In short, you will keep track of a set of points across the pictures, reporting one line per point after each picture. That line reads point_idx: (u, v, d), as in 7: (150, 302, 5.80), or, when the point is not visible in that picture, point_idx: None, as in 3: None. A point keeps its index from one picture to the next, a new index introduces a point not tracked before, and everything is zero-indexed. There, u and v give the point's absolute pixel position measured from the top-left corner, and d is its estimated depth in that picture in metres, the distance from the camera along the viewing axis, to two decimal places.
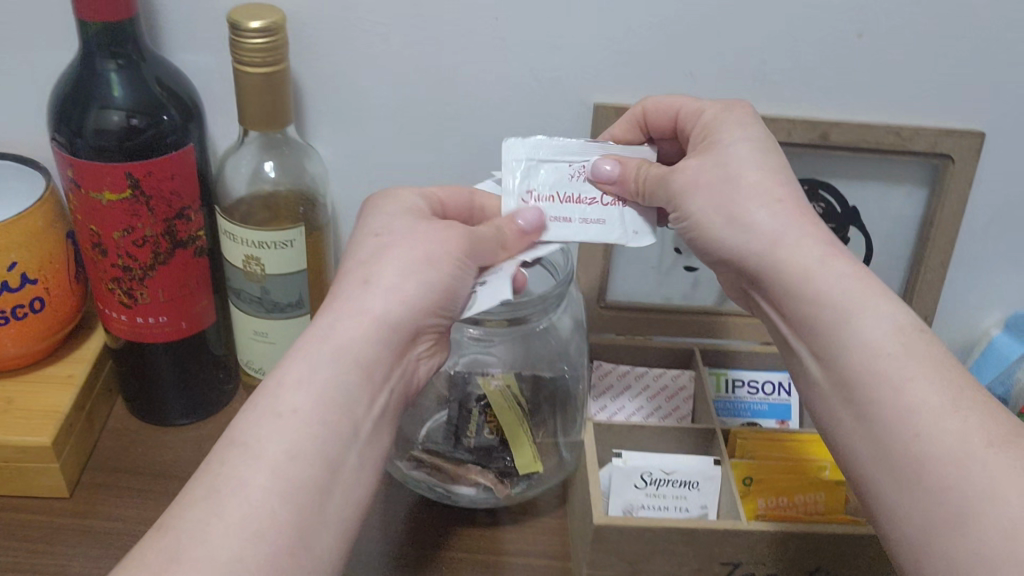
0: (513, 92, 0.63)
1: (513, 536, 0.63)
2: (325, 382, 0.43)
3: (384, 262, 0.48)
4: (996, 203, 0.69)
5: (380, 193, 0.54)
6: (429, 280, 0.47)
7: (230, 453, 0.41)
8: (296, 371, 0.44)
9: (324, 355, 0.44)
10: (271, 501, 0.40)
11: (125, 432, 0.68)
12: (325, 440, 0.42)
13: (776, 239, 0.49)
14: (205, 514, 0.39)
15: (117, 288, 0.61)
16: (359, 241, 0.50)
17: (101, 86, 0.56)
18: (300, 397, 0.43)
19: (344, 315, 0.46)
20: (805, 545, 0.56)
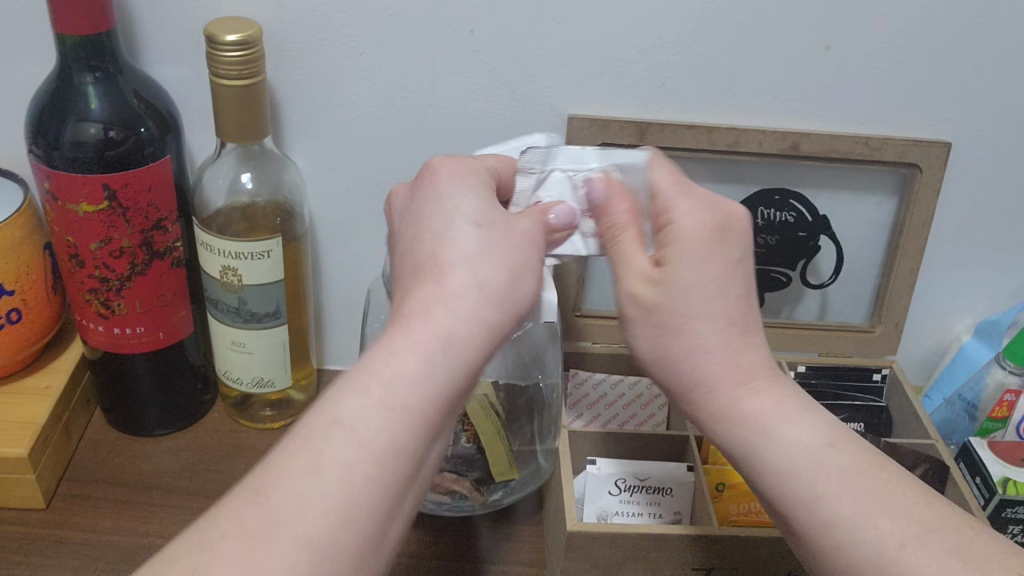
0: (488, 102, 0.64)
1: (490, 544, 0.64)
2: (439, 378, 0.41)
3: (489, 248, 0.44)
4: (963, 211, 0.70)
5: (445, 159, 0.49)
6: (524, 287, 0.45)
7: (331, 433, 0.39)
8: (409, 360, 0.40)
9: (443, 348, 0.41)
10: (369, 493, 0.38)
11: (102, 443, 0.68)
12: (426, 438, 0.40)
13: (696, 383, 0.46)
14: (308, 495, 0.37)
15: (94, 299, 0.61)
16: (450, 208, 0.46)
17: (78, 99, 0.56)
18: (402, 383, 0.40)
19: (457, 308, 0.42)
20: (774, 552, 0.57)
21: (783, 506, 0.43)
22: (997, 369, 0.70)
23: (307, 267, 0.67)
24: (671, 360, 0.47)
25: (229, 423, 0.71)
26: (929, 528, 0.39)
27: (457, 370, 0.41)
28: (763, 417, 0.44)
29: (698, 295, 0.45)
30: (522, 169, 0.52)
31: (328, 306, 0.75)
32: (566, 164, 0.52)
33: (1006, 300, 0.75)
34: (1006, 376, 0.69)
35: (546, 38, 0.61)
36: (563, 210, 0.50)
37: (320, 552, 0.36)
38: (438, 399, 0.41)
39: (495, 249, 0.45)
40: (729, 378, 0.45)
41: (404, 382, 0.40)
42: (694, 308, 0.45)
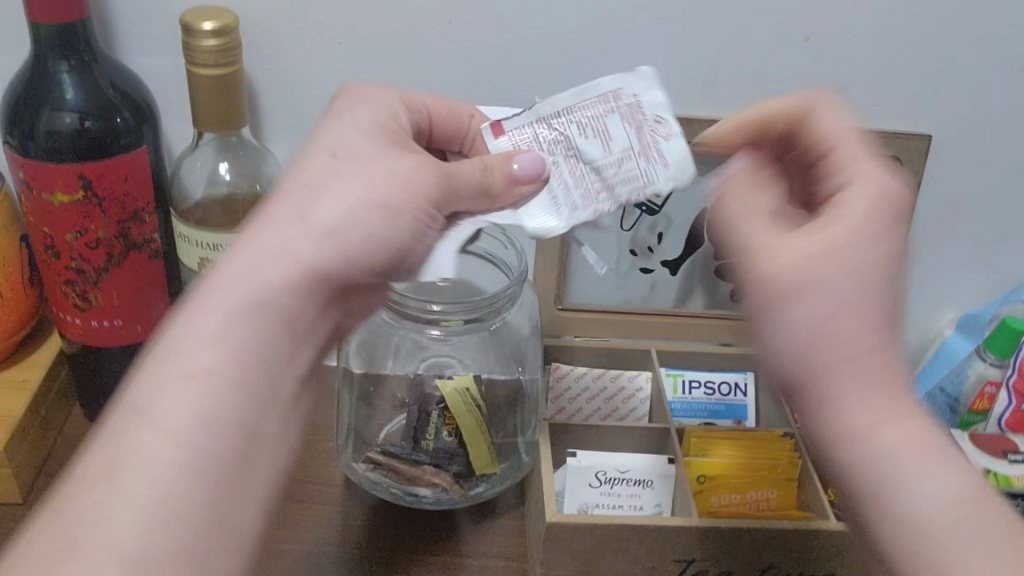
0: (468, 94, 0.64)
1: (472, 537, 0.63)
2: (242, 332, 0.39)
3: (336, 192, 0.42)
4: (945, 204, 0.70)
5: (352, 90, 0.49)
6: (372, 225, 0.42)
7: (132, 422, 0.37)
8: (202, 324, 0.39)
9: (239, 305, 0.39)
10: (184, 479, 0.36)
11: (81, 438, 0.67)
12: (247, 405, 0.38)
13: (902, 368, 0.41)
14: (111, 494, 0.35)
15: (71, 290, 0.60)
16: (315, 152, 0.44)
17: (54, 88, 0.56)
18: (199, 353, 0.38)
19: (264, 253, 0.40)
20: (757, 544, 0.57)
21: (921, 543, 0.38)
22: (979, 361, 0.70)
23: None
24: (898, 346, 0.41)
25: None
26: None
27: (259, 316, 0.39)
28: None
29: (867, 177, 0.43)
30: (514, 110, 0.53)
31: None
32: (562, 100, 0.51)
33: (990, 292, 0.75)
34: (988, 368, 0.69)
35: (526, 30, 0.61)
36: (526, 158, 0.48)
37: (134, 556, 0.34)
38: (240, 360, 0.39)
39: (339, 185, 0.42)
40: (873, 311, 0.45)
41: (195, 350, 0.38)
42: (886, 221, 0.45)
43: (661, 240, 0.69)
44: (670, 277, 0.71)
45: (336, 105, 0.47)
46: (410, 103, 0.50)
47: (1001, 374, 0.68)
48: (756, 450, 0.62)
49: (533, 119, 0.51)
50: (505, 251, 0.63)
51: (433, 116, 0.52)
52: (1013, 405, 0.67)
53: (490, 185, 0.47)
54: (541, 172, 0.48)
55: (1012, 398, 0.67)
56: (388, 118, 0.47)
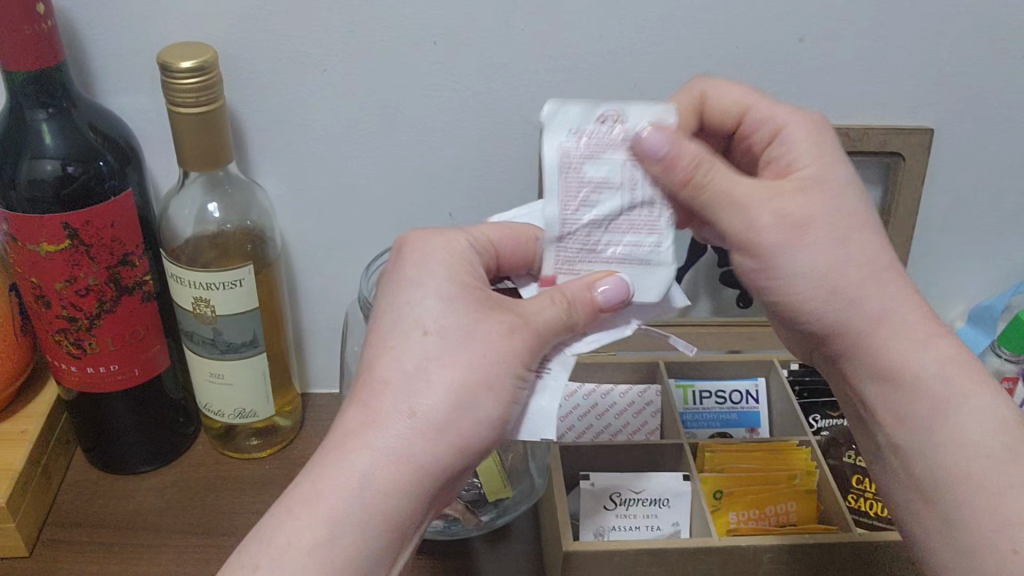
0: (456, 114, 0.62)
1: (487, 565, 0.62)
2: (345, 537, 0.40)
3: (437, 382, 0.41)
4: (950, 196, 0.68)
5: (416, 238, 0.46)
6: (476, 414, 0.42)
7: None
8: (308, 530, 0.40)
9: (347, 511, 0.40)
10: None
11: (85, 485, 0.66)
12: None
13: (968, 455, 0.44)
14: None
15: (64, 339, 0.59)
16: (402, 329, 0.42)
17: (31, 135, 0.54)
18: (303, 563, 0.39)
19: (373, 457, 0.40)
20: (779, 558, 0.55)
21: None
22: (994, 356, 0.68)
23: (281, 293, 0.65)
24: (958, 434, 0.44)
25: (215, 456, 0.70)
26: None
27: (364, 525, 0.40)
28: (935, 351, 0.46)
29: (809, 142, 0.48)
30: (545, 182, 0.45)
31: (310, 330, 0.73)
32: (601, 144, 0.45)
33: (1000, 283, 0.73)
34: (1004, 363, 0.68)
35: (512, 46, 0.60)
36: (612, 287, 0.45)
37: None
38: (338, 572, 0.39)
39: (440, 375, 0.41)
40: (858, 261, 0.46)
41: (294, 563, 0.39)
42: (846, 176, 0.47)
43: None
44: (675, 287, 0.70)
45: (399, 258, 0.46)
46: (477, 241, 0.47)
47: (1018, 369, 0.67)
48: (769, 463, 0.62)
49: (560, 171, 0.45)
50: None
51: (500, 246, 0.48)
52: None
53: (574, 322, 0.45)
54: (628, 296, 0.46)
55: None
56: (466, 266, 0.45)
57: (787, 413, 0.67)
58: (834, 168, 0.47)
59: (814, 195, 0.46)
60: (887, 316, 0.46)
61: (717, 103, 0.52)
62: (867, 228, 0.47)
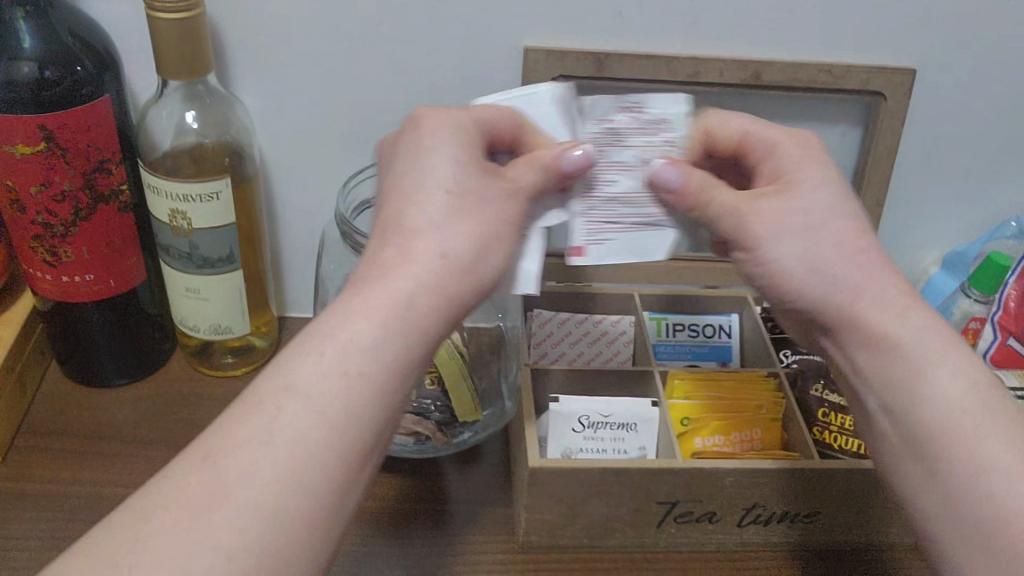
0: (439, 36, 0.62)
1: (458, 485, 0.63)
2: (393, 346, 0.40)
3: (461, 231, 0.42)
4: (929, 140, 0.69)
5: (434, 111, 0.46)
6: (489, 263, 0.44)
7: (276, 403, 0.38)
8: (361, 330, 0.40)
9: (397, 320, 0.40)
10: (323, 464, 0.37)
11: (59, 396, 0.67)
12: (382, 410, 0.39)
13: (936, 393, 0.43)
14: (251, 460, 0.37)
15: (39, 246, 0.59)
16: (419, 182, 0.43)
17: (9, 36, 0.54)
18: (353, 355, 0.39)
19: (419, 278, 0.41)
20: (741, 483, 0.56)
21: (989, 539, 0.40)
22: (964, 298, 0.70)
23: (259, 211, 0.66)
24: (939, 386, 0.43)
25: (189, 373, 0.70)
26: None
27: (409, 342, 0.40)
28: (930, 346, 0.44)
29: (795, 152, 0.49)
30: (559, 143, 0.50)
31: (288, 253, 0.73)
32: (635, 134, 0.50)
33: (975, 230, 0.74)
34: (972, 305, 0.69)
35: None
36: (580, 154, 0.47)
37: (267, 517, 0.36)
38: (389, 372, 0.40)
39: (463, 219, 0.43)
40: (835, 243, 0.47)
41: (348, 349, 0.39)
42: (830, 183, 0.48)
43: None
44: None
45: (416, 132, 0.45)
46: (477, 121, 0.47)
47: (986, 311, 0.69)
48: (738, 392, 0.63)
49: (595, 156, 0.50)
50: None
51: (496, 127, 0.48)
52: (998, 340, 0.68)
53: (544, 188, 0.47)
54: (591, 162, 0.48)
55: (997, 333, 0.67)
56: (474, 146, 0.45)
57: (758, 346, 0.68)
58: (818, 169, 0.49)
59: (792, 196, 0.48)
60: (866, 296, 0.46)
61: (720, 133, 0.52)
62: (840, 224, 0.47)
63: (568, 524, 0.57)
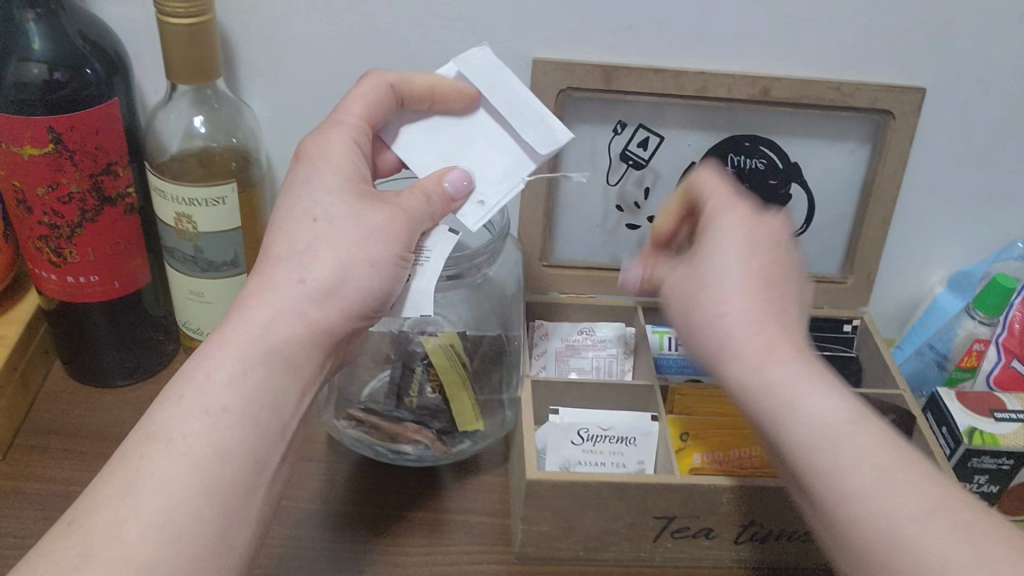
0: (448, 45, 0.62)
1: (454, 494, 0.63)
2: (256, 375, 0.43)
3: (326, 255, 0.46)
4: (937, 159, 0.69)
5: (310, 143, 0.49)
6: (361, 283, 0.46)
7: (149, 446, 0.41)
8: (225, 363, 0.43)
9: (258, 351, 0.43)
10: (197, 498, 0.40)
11: (60, 394, 0.67)
12: (254, 437, 0.42)
13: (786, 406, 0.43)
14: (126, 508, 0.39)
15: (45, 246, 0.59)
16: (294, 217, 0.47)
17: (19, 37, 0.54)
18: (225, 390, 0.42)
19: (277, 309, 0.44)
20: (738, 500, 0.56)
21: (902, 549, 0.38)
22: (968, 319, 0.70)
23: (265, 215, 0.66)
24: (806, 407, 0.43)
25: None
26: (983, 508, 0.39)
27: (272, 366, 0.44)
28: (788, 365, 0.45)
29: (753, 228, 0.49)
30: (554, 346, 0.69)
31: None
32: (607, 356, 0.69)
33: (980, 251, 0.74)
34: (977, 326, 0.69)
35: None
36: (456, 177, 0.50)
37: (147, 565, 0.37)
38: (252, 404, 0.43)
39: (327, 247, 0.46)
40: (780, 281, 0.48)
41: (213, 389, 0.42)
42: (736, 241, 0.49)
43: (648, 195, 0.69)
44: None
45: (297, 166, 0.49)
46: (353, 127, 0.50)
47: (990, 332, 0.69)
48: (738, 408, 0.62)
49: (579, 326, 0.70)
50: None
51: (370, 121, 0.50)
52: (1002, 362, 0.66)
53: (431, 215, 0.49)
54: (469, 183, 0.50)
55: (1000, 354, 0.66)
56: (356, 167, 0.49)
57: None
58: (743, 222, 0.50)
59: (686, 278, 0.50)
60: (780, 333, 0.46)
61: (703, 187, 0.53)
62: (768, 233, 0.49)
63: (563, 536, 0.57)
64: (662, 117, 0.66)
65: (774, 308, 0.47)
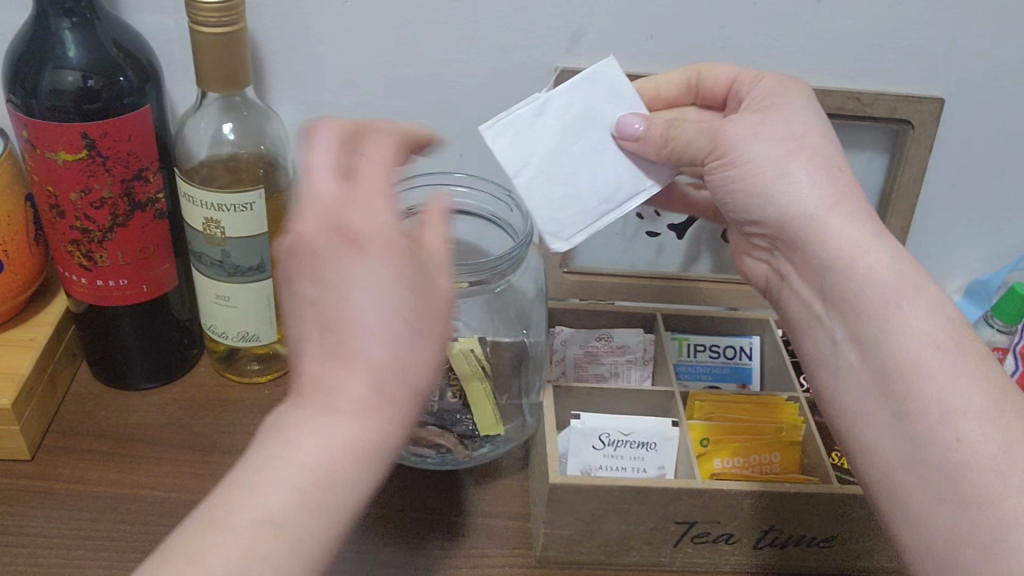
0: (473, 54, 0.63)
1: (475, 498, 0.64)
2: (382, 412, 0.38)
3: (370, 280, 0.37)
4: (955, 169, 0.69)
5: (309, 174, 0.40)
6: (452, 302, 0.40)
7: (253, 477, 0.37)
8: (351, 392, 0.37)
9: (396, 386, 0.38)
10: (302, 532, 0.36)
11: (88, 396, 0.68)
12: (368, 473, 0.38)
13: (888, 302, 0.45)
14: (222, 545, 0.35)
15: (76, 250, 0.61)
16: (315, 239, 0.38)
17: (55, 45, 0.55)
18: (335, 426, 0.37)
19: (413, 339, 0.38)
20: (759, 506, 0.57)
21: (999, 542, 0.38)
22: (986, 327, 0.70)
23: None
24: (904, 321, 0.44)
25: (216, 378, 0.71)
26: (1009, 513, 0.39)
27: (394, 402, 0.38)
28: (886, 247, 0.46)
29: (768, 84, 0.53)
30: (570, 354, 0.70)
31: None
32: (625, 363, 0.70)
33: (998, 260, 0.74)
34: (995, 334, 0.69)
35: None
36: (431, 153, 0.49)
37: None
38: (364, 443, 0.37)
39: (384, 273, 0.38)
40: (811, 154, 0.49)
41: (329, 421, 0.37)
42: (804, 115, 0.50)
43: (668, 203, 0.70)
44: (676, 241, 0.72)
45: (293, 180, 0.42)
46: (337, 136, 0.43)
47: (1009, 341, 0.69)
48: (757, 414, 0.63)
49: (594, 334, 0.70)
50: (509, 214, 0.62)
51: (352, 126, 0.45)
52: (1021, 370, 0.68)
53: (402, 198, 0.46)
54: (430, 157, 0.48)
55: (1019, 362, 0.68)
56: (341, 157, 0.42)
57: (778, 368, 0.69)
58: (796, 105, 0.51)
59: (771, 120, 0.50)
60: (834, 212, 0.47)
61: (710, 77, 0.57)
62: (803, 107, 0.51)
63: (585, 540, 0.58)
64: None
65: (847, 189, 0.48)
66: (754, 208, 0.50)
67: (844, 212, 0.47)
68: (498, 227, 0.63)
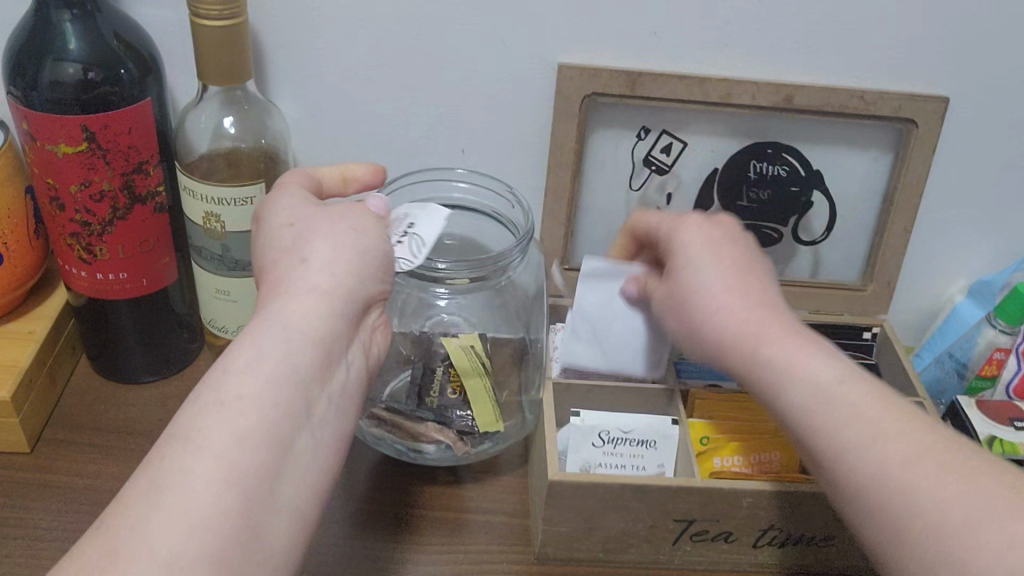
0: (476, 49, 0.63)
1: (473, 495, 0.64)
2: (279, 365, 0.42)
3: (318, 240, 0.46)
4: (960, 168, 0.69)
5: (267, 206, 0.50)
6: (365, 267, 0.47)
7: (178, 447, 0.39)
8: (248, 352, 0.42)
9: (275, 336, 0.43)
10: (226, 489, 0.38)
11: (87, 389, 0.68)
12: (278, 418, 0.41)
13: (794, 361, 0.47)
14: (151, 511, 0.37)
15: (76, 243, 0.60)
16: (271, 230, 0.48)
17: (56, 38, 0.55)
18: (249, 378, 0.41)
19: (295, 295, 0.44)
20: (758, 505, 0.57)
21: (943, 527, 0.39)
22: (988, 328, 0.70)
23: None
24: (810, 371, 0.46)
25: None
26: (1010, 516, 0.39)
27: (298, 350, 0.43)
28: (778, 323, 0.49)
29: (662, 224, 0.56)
30: None
31: None
32: None
33: (1001, 260, 0.74)
34: (997, 335, 0.69)
35: None
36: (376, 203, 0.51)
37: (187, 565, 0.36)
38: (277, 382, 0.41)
39: (318, 235, 0.47)
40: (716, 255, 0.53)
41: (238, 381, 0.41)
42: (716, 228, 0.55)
43: (670, 201, 0.70)
44: None
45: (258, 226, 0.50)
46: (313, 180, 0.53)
47: (1010, 341, 0.68)
48: (757, 414, 0.63)
49: None
50: (510, 210, 0.62)
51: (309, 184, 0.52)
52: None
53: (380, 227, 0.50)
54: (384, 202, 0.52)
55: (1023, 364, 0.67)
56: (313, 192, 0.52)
57: None
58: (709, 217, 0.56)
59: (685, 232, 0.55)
60: (722, 286, 0.51)
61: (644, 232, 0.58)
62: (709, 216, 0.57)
63: (583, 537, 0.58)
64: (686, 124, 0.67)
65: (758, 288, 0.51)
66: (696, 333, 0.51)
67: (729, 282, 0.51)
68: (498, 223, 0.63)
